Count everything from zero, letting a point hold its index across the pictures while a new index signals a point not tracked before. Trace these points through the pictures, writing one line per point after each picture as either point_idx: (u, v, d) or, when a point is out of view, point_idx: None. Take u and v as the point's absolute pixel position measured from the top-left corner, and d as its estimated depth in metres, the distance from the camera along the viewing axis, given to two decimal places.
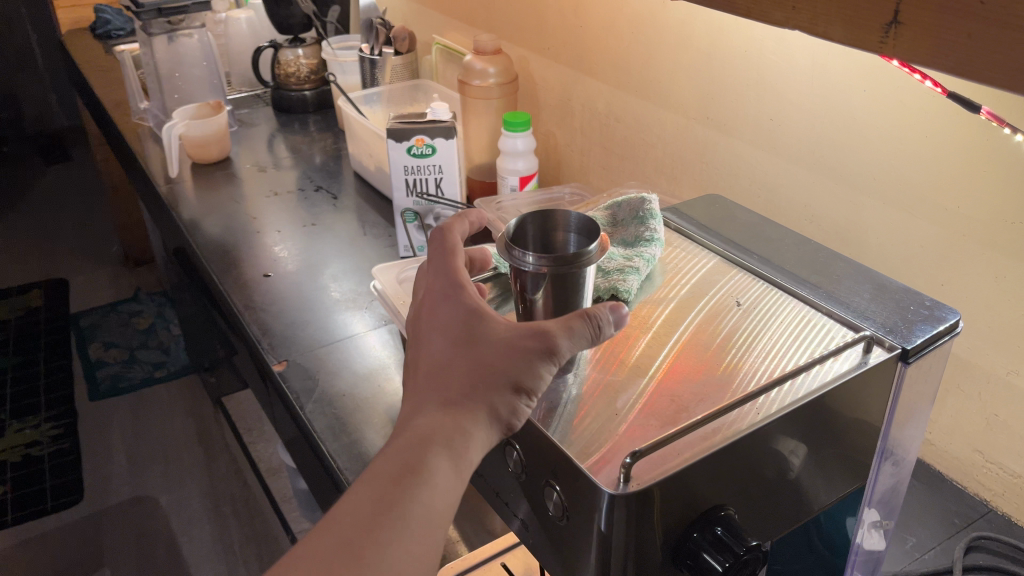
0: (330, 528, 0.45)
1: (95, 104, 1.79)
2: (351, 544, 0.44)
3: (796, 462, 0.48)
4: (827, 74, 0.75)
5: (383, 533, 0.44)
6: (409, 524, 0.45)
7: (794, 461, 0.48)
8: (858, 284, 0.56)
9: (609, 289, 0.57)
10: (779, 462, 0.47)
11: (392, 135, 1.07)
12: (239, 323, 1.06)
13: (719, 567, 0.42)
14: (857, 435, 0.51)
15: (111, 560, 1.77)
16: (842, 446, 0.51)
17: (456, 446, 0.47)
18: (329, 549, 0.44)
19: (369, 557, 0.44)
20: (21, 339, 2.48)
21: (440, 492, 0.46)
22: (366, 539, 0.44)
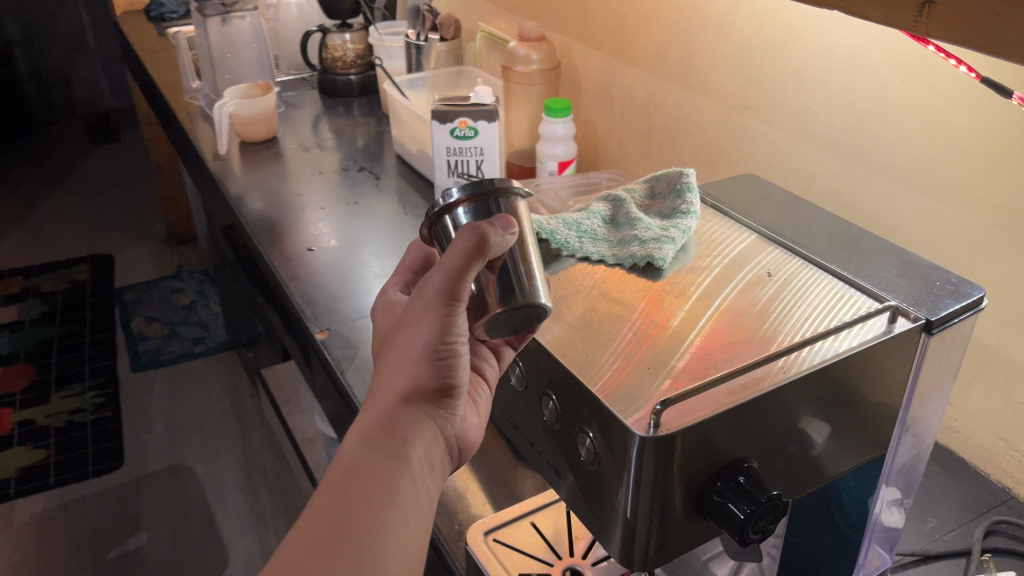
0: (303, 536, 0.47)
1: (148, 83, 1.84)
2: (328, 543, 0.46)
3: (818, 440, 0.51)
4: (865, 62, 0.77)
5: (356, 527, 0.47)
6: (376, 512, 0.48)
7: (818, 441, 0.51)
8: (887, 260, 0.58)
9: (646, 256, 0.59)
10: (804, 441, 0.51)
11: (437, 117, 1.10)
12: (284, 294, 1.10)
13: (741, 512, 0.45)
14: (877, 411, 0.53)
15: (147, 524, 1.83)
16: (863, 421, 0.53)
17: (394, 439, 0.51)
18: (310, 554, 0.46)
19: (353, 550, 0.46)
20: (67, 310, 2.56)
21: (395, 479, 0.50)
22: (338, 538, 0.47)
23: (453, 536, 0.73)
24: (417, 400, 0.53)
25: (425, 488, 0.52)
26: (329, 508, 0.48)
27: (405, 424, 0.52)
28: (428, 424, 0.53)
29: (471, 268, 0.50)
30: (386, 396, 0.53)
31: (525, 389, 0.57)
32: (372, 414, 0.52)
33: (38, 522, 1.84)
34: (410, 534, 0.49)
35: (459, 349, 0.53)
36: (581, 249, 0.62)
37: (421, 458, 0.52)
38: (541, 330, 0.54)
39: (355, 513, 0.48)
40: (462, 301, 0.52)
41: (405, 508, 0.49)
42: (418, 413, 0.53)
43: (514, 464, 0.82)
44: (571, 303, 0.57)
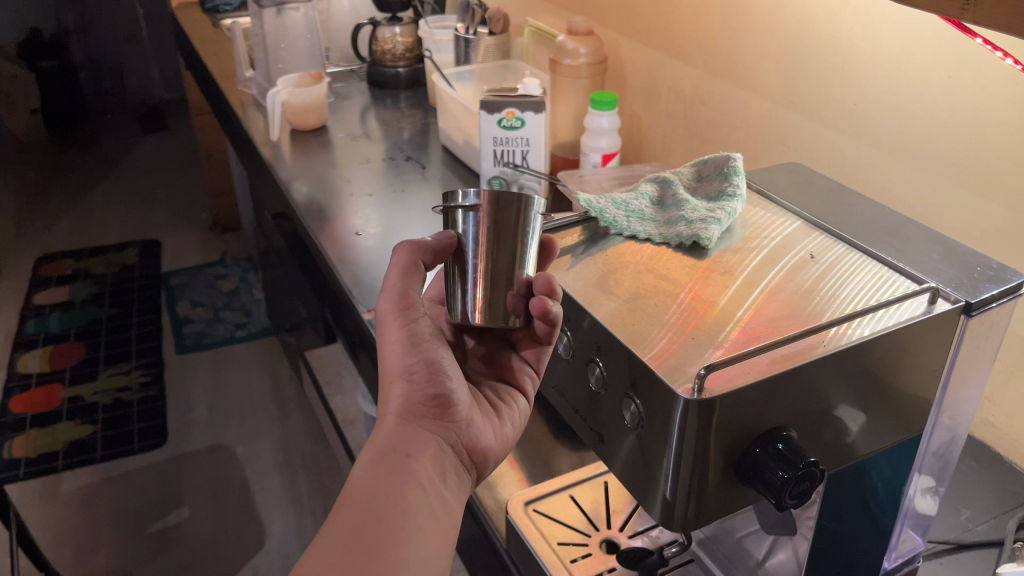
0: (319, 552, 0.50)
1: (203, 72, 1.90)
2: (342, 557, 0.49)
3: (852, 426, 0.55)
4: (911, 60, 0.79)
5: (369, 537, 0.50)
6: (384, 522, 0.51)
7: (852, 426, 0.55)
8: (928, 246, 0.61)
9: (692, 236, 0.63)
10: (839, 427, 0.55)
11: (485, 107, 1.13)
12: (333, 275, 1.14)
13: (782, 475, 0.48)
14: (908, 400, 0.57)
15: (189, 499, 1.88)
16: (896, 408, 0.57)
17: (396, 455, 0.55)
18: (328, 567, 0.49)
19: (368, 558, 0.49)
20: (117, 292, 2.63)
21: (401, 488, 0.53)
22: (350, 550, 0.49)
23: (494, 507, 0.76)
24: (411, 415, 0.57)
25: (436, 496, 0.54)
26: (340, 525, 0.51)
27: (404, 439, 0.56)
28: (429, 436, 0.57)
29: (412, 285, 0.58)
30: (383, 421, 0.57)
31: (572, 359, 0.60)
32: (375, 440, 0.56)
33: (84, 494, 1.90)
34: (423, 538, 0.52)
35: (439, 359, 0.58)
36: (629, 227, 0.66)
37: (427, 468, 0.55)
38: (595, 307, 0.57)
39: (365, 526, 0.51)
40: (417, 308, 0.58)
41: (414, 514, 0.52)
42: (414, 427, 0.57)
43: (552, 442, 0.84)
44: (619, 278, 0.61)
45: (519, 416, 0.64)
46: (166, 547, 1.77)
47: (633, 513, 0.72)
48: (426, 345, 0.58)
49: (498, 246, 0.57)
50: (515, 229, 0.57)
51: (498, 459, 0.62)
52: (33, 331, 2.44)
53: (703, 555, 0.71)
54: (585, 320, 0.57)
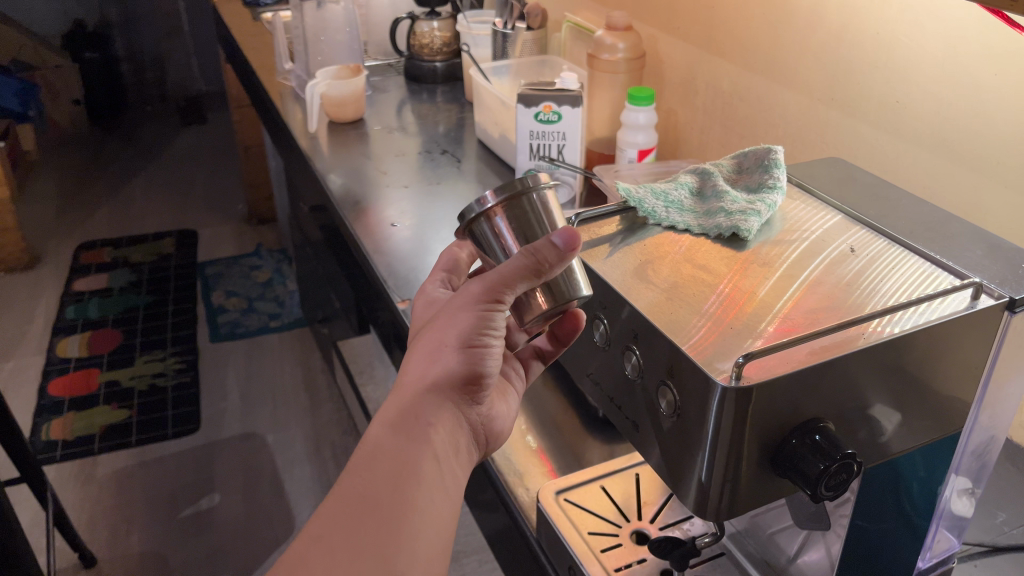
0: (332, 516, 0.51)
1: (243, 64, 1.93)
2: (356, 522, 0.50)
3: (888, 427, 0.56)
4: (956, 59, 0.78)
5: (382, 507, 0.51)
6: (398, 493, 0.51)
7: (888, 427, 0.56)
8: (971, 241, 0.61)
9: (732, 227, 0.63)
10: (873, 426, 0.55)
11: (522, 100, 1.13)
12: (369, 265, 1.14)
13: (820, 466, 0.49)
14: (947, 403, 0.57)
15: (220, 485, 1.91)
16: (933, 411, 0.57)
17: (418, 424, 0.54)
18: (340, 531, 0.50)
19: (380, 527, 0.50)
20: (154, 281, 2.70)
21: (417, 462, 0.53)
22: (363, 517, 0.50)
23: (525, 497, 0.76)
24: (443, 388, 0.56)
25: (449, 470, 0.55)
26: (354, 489, 0.51)
27: (427, 409, 0.55)
28: (450, 410, 0.56)
29: (521, 282, 0.53)
30: (412, 381, 0.56)
31: (608, 347, 0.60)
32: (397, 399, 0.56)
33: (120, 477, 1.94)
34: (433, 512, 0.52)
35: (488, 342, 0.56)
36: (668, 218, 0.66)
37: (443, 442, 0.55)
38: (634, 296, 0.57)
39: (379, 494, 0.51)
40: (504, 303, 0.55)
41: (427, 488, 0.53)
42: (441, 399, 0.56)
43: (583, 434, 0.84)
44: (658, 267, 0.61)
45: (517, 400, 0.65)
46: (198, 531, 1.79)
47: (664, 505, 0.72)
48: (483, 328, 0.56)
49: (528, 230, 0.58)
50: (541, 207, 0.59)
51: (505, 435, 0.63)
52: (72, 318, 2.52)
53: (735, 549, 0.70)
54: (624, 311, 0.57)
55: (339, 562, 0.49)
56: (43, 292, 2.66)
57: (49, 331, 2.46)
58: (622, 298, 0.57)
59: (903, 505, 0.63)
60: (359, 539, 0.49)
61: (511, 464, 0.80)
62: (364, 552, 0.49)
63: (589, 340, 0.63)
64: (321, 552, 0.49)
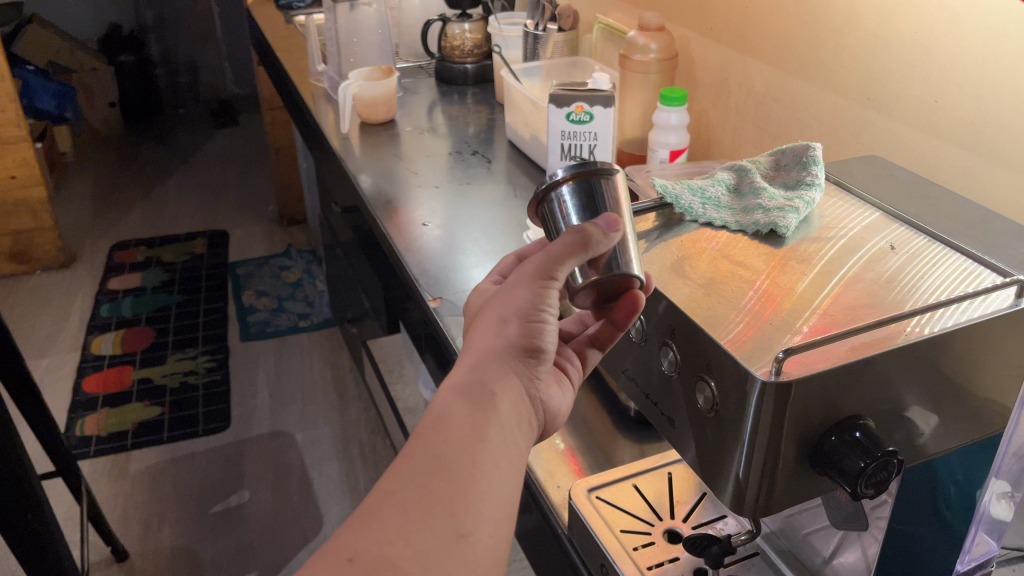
0: (404, 473, 0.50)
1: (276, 66, 1.95)
2: (424, 485, 0.49)
3: (925, 429, 0.55)
4: (998, 58, 0.76)
5: (452, 466, 0.50)
6: (464, 454, 0.51)
7: (926, 429, 0.55)
8: (1014, 241, 0.61)
9: (770, 223, 0.63)
10: (910, 427, 0.54)
11: (554, 101, 1.14)
12: (400, 263, 1.15)
13: (860, 464, 0.49)
14: (986, 405, 0.57)
15: (250, 482, 1.93)
16: (971, 412, 0.56)
17: (484, 393, 0.54)
18: (408, 497, 0.49)
19: (449, 484, 0.49)
20: (185, 280, 2.74)
21: (484, 425, 0.53)
22: (432, 475, 0.50)
23: (556, 495, 0.76)
24: (506, 356, 0.56)
25: (513, 439, 0.54)
26: (427, 450, 0.51)
27: (493, 379, 0.55)
28: (514, 382, 0.56)
29: (570, 260, 0.55)
30: (476, 355, 0.57)
31: (644, 342, 0.60)
32: (462, 369, 0.56)
33: (151, 472, 1.96)
34: (500, 476, 0.52)
35: (547, 316, 0.57)
36: (704, 215, 0.66)
37: (509, 411, 0.55)
38: (672, 292, 0.57)
39: (446, 453, 0.51)
40: (557, 281, 0.56)
41: (493, 452, 0.52)
42: (504, 369, 0.56)
43: (614, 433, 0.84)
44: (695, 263, 0.61)
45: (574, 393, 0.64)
46: (227, 528, 1.81)
47: (697, 504, 0.72)
48: (544, 302, 0.57)
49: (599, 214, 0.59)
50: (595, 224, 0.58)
51: (562, 420, 0.62)
52: (106, 317, 2.56)
53: (769, 550, 0.69)
54: (660, 305, 0.57)
55: (413, 528, 0.47)
56: (78, 290, 2.71)
57: (83, 329, 2.50)
58: (658, 294, 0.57)
59: (940, 508, 0.62)
60: (434, 497, 0.49)
61: (543, 463, 0.80)
62: (435, 511, 0.48)
63: (625, 337, 0.63)
64: (385, 518, 0.48)
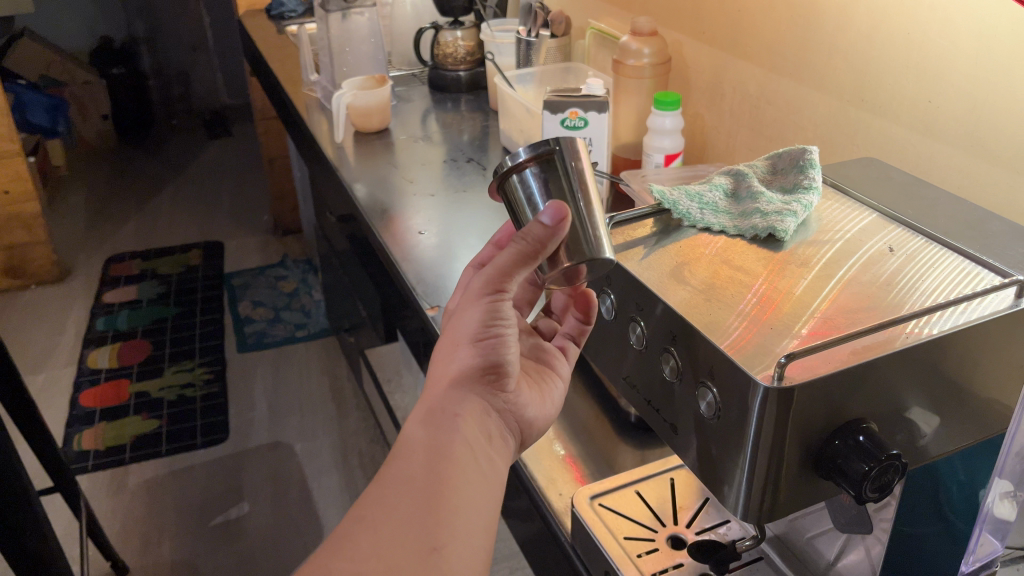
0: (372, 499, 0.51)
1: (269, 76, 1.95)
2: (395, 507, 0.50)
3: (926, 430, 0.55)
4: (992, 56, 0.76)
5: (418, 487, 0.51)
6: (429, 475, 0.52)
7: (927, 431, 0.55)
8: (1012, 240, 0.61)
9: (768, 228, 0.63)
10: (912, 429, 0.54)
11: (548, 106, 1.14)
12: (397, 272, 1.14)
13: (863, 467, 0.49)
14: (987, 406, 0.56)
15: (249, 494, 1.92)
16: (972, 414, 0.56)
17: (446, 415, 0.55)
18: (380, 519, 0.50)
19: (417, 504, 0.50)
20: (181, 292, 2.73)
21: (447, 445, 0.54)
22: (397, 499, 0.51)
23: (558, 502, 0.76)
24: (465, 379, 0.57)
25: (481, 455, 0.55)
26: (393, 476, 0.52)
27: (457, 401, 0.56)
28: (479, 401, 0.57)
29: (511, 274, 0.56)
30: (439, 380, 0.58)
31: (644, 348, 0.60)
32: (423, 398, 0.57)
33: (150, 486, 1.96)
34: (470, 491, 0.53)
35: (502, 333, 0.58)
36: (702, 219, 0.66)
37: (474, 430, 0.56)
38: (671, 298, 0.57)
39: (411, 477, 0.52)
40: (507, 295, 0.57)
41: (460, 468, 0.53)
42: (467, 392, 0.57)
43: (616, 439, 0.84)
44: (694, 268, 0.61)
45: (557, 393, 0.65)
46: (227, 540, 1.80)
47: (700, 510, 0.71)
48: (495, 319, 0.57)
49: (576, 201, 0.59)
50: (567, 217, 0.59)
51: (541, 426, 0.63)
52: (102, 330, 2.55)
53: (774, 554, 0.69)
54: (659, 307, 0.57)
55: (388, 548, 0.49)
56: (73, 303, 2.70)
57: (79, 343, 2.50)
58: (657, 298, 0.57)
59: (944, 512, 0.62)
60: (401, 520, 0.50)
61: (545, 470, 0.80)
62: (405, 532, 0.49)
63: (624, 342, 0.63)
64: (362, 540, 0.49)
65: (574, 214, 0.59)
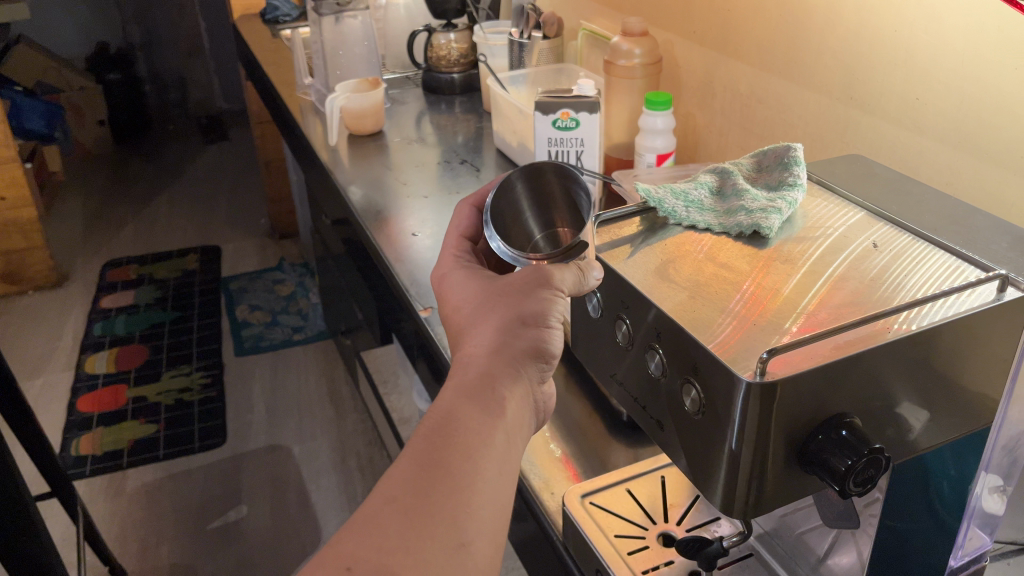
0: (411, 466, 0.49)
1: (264, 80, 1.96)
2: (435, 480, 0.49)
3: (915, 425, 0.55)
4: (978, 52, 0.77)
5: (459, 468, 0.49)
6: (472, 456, 0.50)
7: (915, 425, 0.55)
8: (997, 236, 0.61)
9: (752, 225, 0.64)
10: (900, 424, 0.55)
11: (540, 108, 1.14)
12: (391, 274, 1.14)
13: (846, 463, 0.49)
14: (974, 401, 0.57)
15: (248, 497, 1.92)
16: (959, 408, 0.56)
17: (493, 394, 0.54)
18: (419, 490, 0.48)
19: (456, 489, 0.48)
20: (178, 297, 2.74)
21: (492, 426, 0.52)
22: (438, 476, 0.49)
23: (551, 502, 0.76)
24: (515, 359, 0.57)
25: (516, 445, 0.54)
26: (437, 443, 0.50)
27: (505, 379, 0.55)
28: (522, 383, 0.57)
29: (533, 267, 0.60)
30: (486, 352, 0.57)
31: (632, 347, 0.60)
32: (470, 367, 0.56)
33: (148, 490, 1.96)
34: (503, 481, 0.51)
35: (554, 325, 0.59)
36: (688, 217, 0.67)
37: (516, 415, 0.54)
38: (659, 298, 0.57)
39: (454, 453, 0.50)
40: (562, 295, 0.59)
41: (498, 455, 0.52)
42: (515, 371, 0.56)
43: (608, 438, 0.84)
44: (679, 266, 0.62)
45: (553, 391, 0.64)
46: (226, 543, 1.80)
47: (691, 507, 0.71)
48: (551, 311, 0.58)
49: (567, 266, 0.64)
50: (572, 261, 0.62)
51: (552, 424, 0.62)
52: (100, 335, 2.56)
53: (762, 550, 0.70)
54: (651, 314, 0.57)
55: (425, 522, 0.47)
56: (71, 309, 2.70)
57: (76, 348, 2.50)
58: (646, 301, 0.57)
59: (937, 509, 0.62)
60: (439, 498, 0.48)
61: (538, 470, 0.80)
62: (443, 514, 0.47)
63: (612, 341, 0.63)
64: (400, 510, 0.47)
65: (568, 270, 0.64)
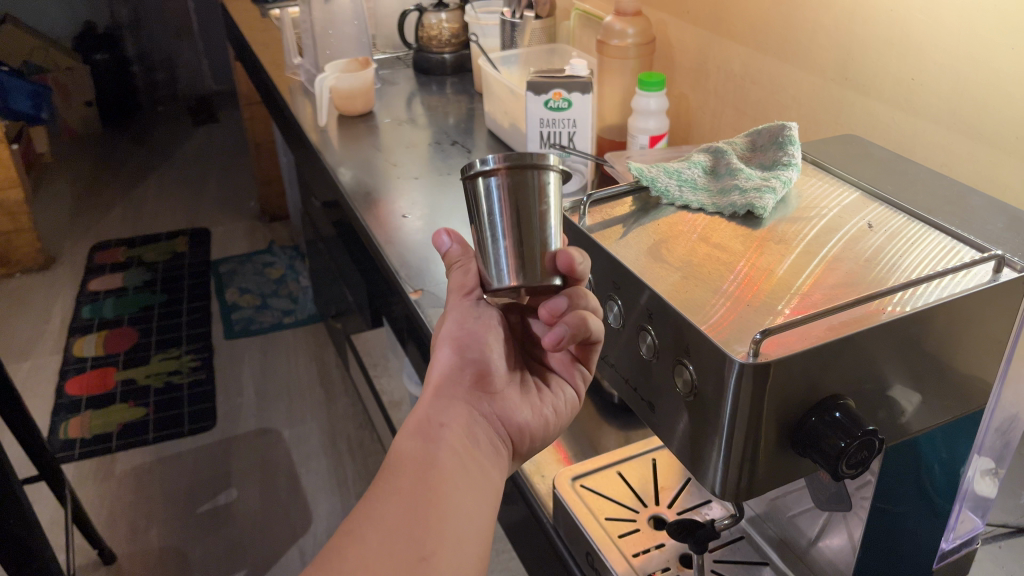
0: (364, 507, 0.52)
1: (253, 60, 1.93)
2: (381, 511, 0.51)
3: (907, 408, 0.55)
4: (974, 32, 0.76)
5: (407, 496, 0.52)
6: (410, 481, 0.53)
7: (907, 409, 0.55)
8: (993, 216, 0.61)
9: (746, 205, 0.63)
10: (892, 406, 0.54)
11: (532, 88, 1.12)
12: (380, 257, 1.13)
13: (840, 443, 0.49)
14: (967, 382, 0.56)
15: (237, 480, 1.92)
16: (951, 390, 0.56)
17: (433, 425, 0.56)
18: (370, 519, 0.51)
19: (406, 513, 0.51)
20: (167, 280, 2.72)
21: (436, 453, 0.54)
22: (383, 504, 0.51)
23: (542, 486, 0.76)
24: (449, 387, 0.59)
25: (471, 462, 0.55)
26: (384, 485, 0.53)
27: (440, 411, 0.57)
28: (465, 406, 0.58)
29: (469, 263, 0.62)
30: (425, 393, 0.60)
31: (622, 327, 0.60)
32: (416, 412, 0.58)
33: (137, 475, 1.95)
34: (460, 498, 0.53)
35: (480, 343, 0.60)
36: (681, 198, 0.66)
37: (461, 436, 0.56)
38: (653, 279, 0.56)
39: (396, 483, 0.53)
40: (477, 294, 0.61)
41: (447, 476, 0.53)
42: (450, 398, 0.58)
43: (599, 421, 0.84)
44: (672, 247, 0.61)
45: (563, 403, 0.64)
46: (216, 527, 1.80)
47: (681, 490, 0.71)
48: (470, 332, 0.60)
49: (520, 212, 0.54)
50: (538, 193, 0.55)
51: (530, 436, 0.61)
52: (88, 318, 2.54)
53: (753, 532, 0.70)
54: (645, 298, 0.56)
55: (376, 549, 0.49)
56: (59, 293, 2.68)
57: (64, 331, 2.48)
58: (642, 284, 0.56)
59: (929, 497, 0.62)
60: (390, 525, 0.50)
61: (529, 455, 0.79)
62: (388, 536, 0.50)
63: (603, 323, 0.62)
64: (352, 541, 0.50)
65: (527, 217, 0.55)
